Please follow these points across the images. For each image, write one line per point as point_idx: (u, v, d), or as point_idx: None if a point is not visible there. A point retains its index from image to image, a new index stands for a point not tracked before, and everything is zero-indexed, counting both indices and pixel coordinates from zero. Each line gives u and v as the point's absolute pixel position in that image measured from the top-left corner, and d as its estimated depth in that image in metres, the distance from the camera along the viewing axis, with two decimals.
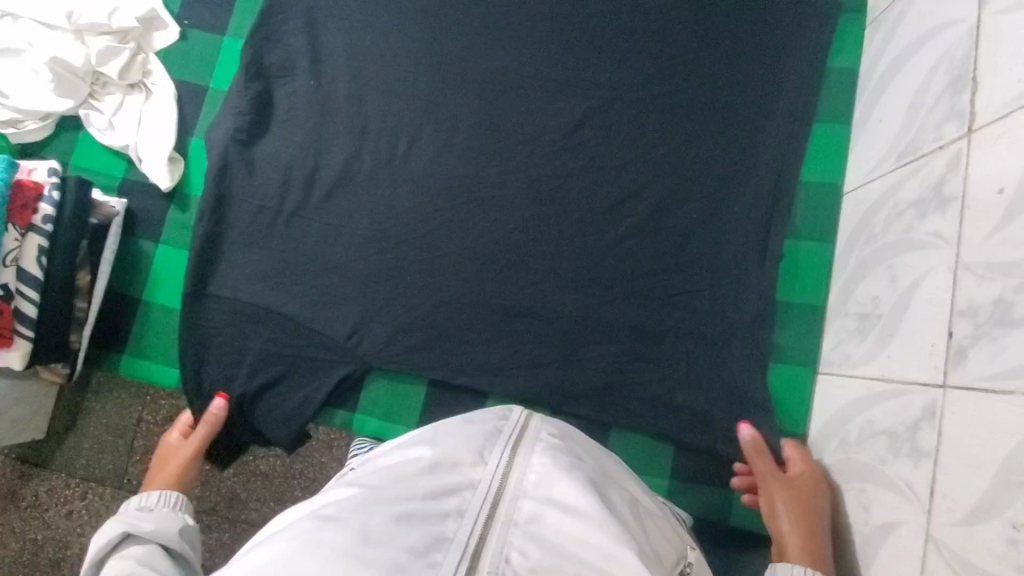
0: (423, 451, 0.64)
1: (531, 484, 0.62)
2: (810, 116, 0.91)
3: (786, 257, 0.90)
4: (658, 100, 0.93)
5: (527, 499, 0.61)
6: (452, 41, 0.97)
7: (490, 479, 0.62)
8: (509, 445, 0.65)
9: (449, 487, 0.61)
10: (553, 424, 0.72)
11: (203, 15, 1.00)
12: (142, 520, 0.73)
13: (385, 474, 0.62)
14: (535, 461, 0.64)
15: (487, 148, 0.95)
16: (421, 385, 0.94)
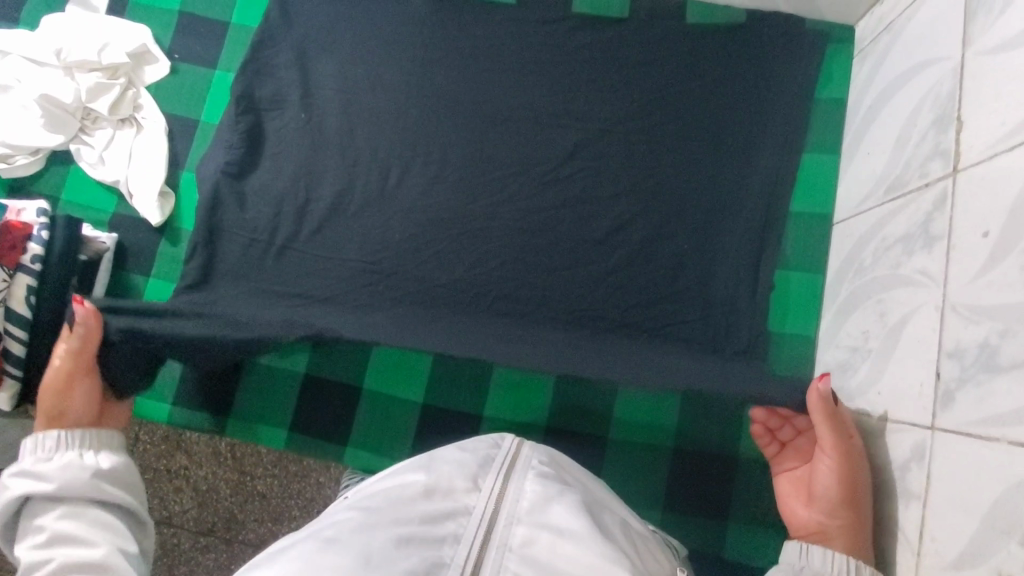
0: (416, 477, 0.64)
1: (525, 509, 0.62)
2: (798, 147, 0.92)
3: (776, 287, 0.90)
4: (646, 130, 0.94)
5: (522, 524, 0.61)
6: (442, 74, 0.97)
7: (485, 504, 0.62)
8: (503, 471, 0.65)
9: (444, 512, 0.61)
10: (543, 451, 0.70)
11: (194, 48, 1.00)
12: (39, 486, 0.72)
13: (378, 499, 0.62)
14: (529, 485, 0.64)
15: (477, 180, 0.95)
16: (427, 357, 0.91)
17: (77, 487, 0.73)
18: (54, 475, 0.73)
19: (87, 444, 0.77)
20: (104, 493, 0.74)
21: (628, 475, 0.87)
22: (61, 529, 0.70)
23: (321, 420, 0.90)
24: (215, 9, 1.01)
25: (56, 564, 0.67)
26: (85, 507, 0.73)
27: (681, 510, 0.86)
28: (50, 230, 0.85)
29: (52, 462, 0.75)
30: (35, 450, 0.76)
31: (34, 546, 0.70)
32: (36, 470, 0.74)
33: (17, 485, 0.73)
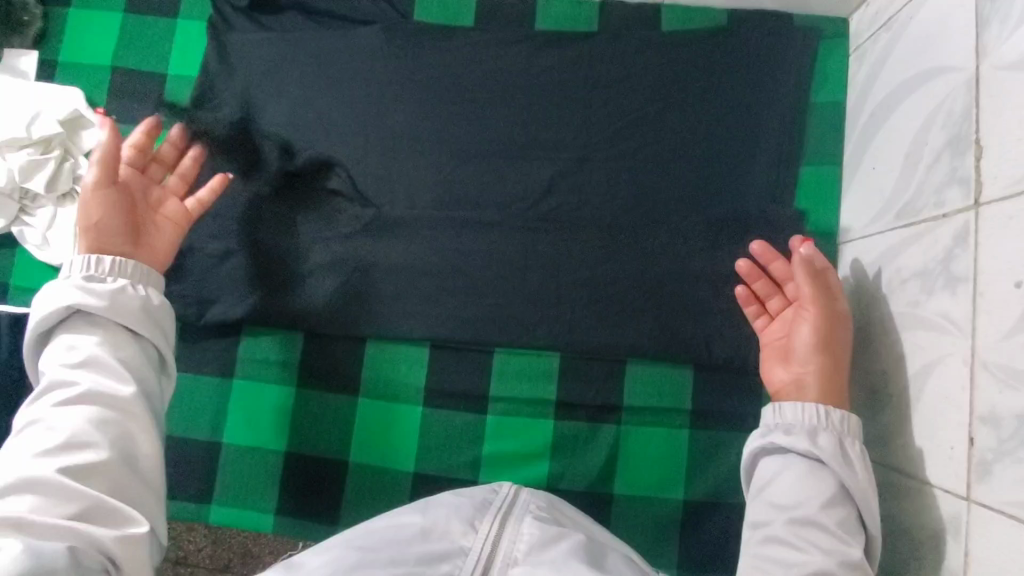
0: (413, 517, 0.65)
1: (522, 552, 0.62)
2: (797, 160, 0.84)
3: None
4: (630, 153, 0.85)
5: (518, 565, 0.61)
6: (400, 110, 0.88)
7: (481, 546, 0.62)
8: (499, 514, 0.66)
9: (439, 554, 0.61)
10: (542, 495, 0.72)
11: (132, 108, 0.92)
12: (78, 296, 0.63)
13: (374, 540, 0.62)
14: (525, 524, 0.65)
15: (448, 220, 0.85)
16: (423, 346, 0.86)
17: (118, 311, 0.63)
18: (98, 290, 0.64)
19: (120, 271, 0.66)
20: (138, 324, 0.64)
21: (641, 533, 0.81)
22: (90, 358, 0.61)
23: (306, 499, 0.84)
24: (153, 61, 0.93)
25: (76, 394, 0.59)
26: (138, 308, 0.65)
27: (700, 567, 0.80)
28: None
29: (103, 284, 0.65)
30: (83, 268, 0.65)
31: (65, 366, 0.61)
32: (83, 284, 0.64)
33: (51, 289, 0.64)
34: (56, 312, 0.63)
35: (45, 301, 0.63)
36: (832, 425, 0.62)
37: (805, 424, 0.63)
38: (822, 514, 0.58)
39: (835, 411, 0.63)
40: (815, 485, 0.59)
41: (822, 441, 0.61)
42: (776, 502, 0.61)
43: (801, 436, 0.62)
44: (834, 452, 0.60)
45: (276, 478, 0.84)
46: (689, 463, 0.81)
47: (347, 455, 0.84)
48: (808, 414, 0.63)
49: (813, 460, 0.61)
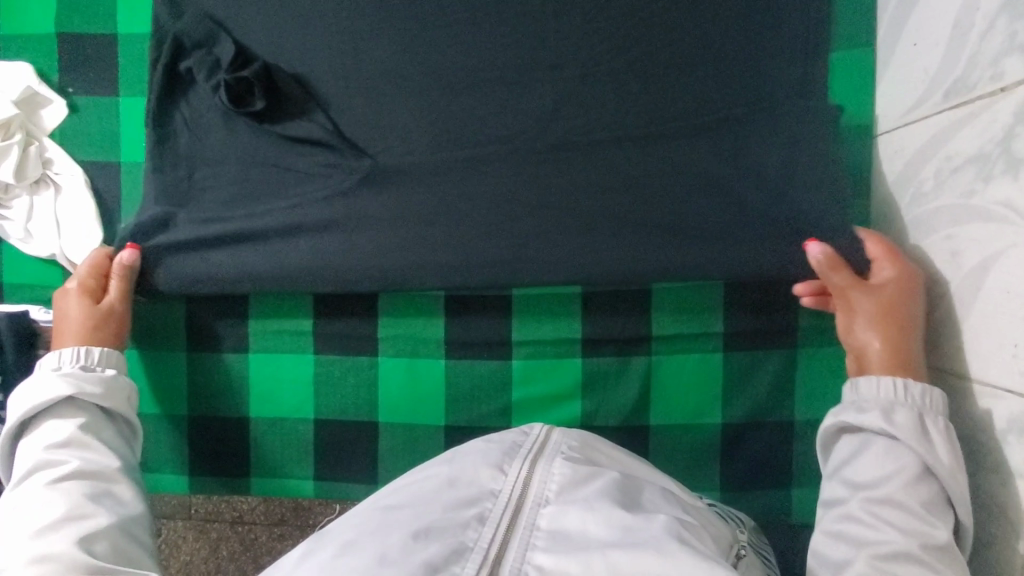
0: (438, 472, 0.61)
1: (555, 491, 0.58)
2: (824, 47, 0.75)
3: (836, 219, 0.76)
4: (637, 62, 0.77)
5: (550, 505, 0.57)
6: (378, 44, 0.80)
7: (511, 488, 0.58)
8: (528, 455, 0.61)
9: (466, 501, 0.58)
10: (575, 434, 0.69)
11: (87, 77, 0.84)
12: (73, 385, 0.66)
13: (398, 497, 0.59)
14: (557, 464, 0.60)
15: (437, 163, 0.78)
16: (438, 318, 0.82)
17: (112, 395, 0.69)
18: (92, 376, 0.68)
19: (109, 361, 0.71)
20: (122, 409, 0.69)
21: (679, 458, 0.80)
22: (77, 438, 0.64)
23: (342, 462, 0.84)
24: (99, 21, 0.83)
25: (66, 474, 0.61)
26: (127, 394, 0.70)
27: (742, 486, 0.80)
28: None
29: (94, 374, 0.69)
30: (74, 359, 0.69)
31: (51, 446, 0.63)
32: (75, 375, 0.67)
33: (31, 380, 0.67)
34: (44, 402, 0.65)
35: (26, 395, 0.66)
36: (914, 400, 0.59)
37: (881, 402, 0.61)
38: (901, 492, 0.56)
39: (918, 389, 0.60)
40: (892, 462, 0.58)
41: (899, 416, 0.59)
42: (849, 481, 0.59)
43: (875, 413, 0.60)
44: (913, 427, 0.58)
45: (309, 445, 0.84)
46: (725, 386, 0.79)
47: (376, 415, 0.83)
48: (883, 393, 0.61)
49: (891, 436, 0.59)
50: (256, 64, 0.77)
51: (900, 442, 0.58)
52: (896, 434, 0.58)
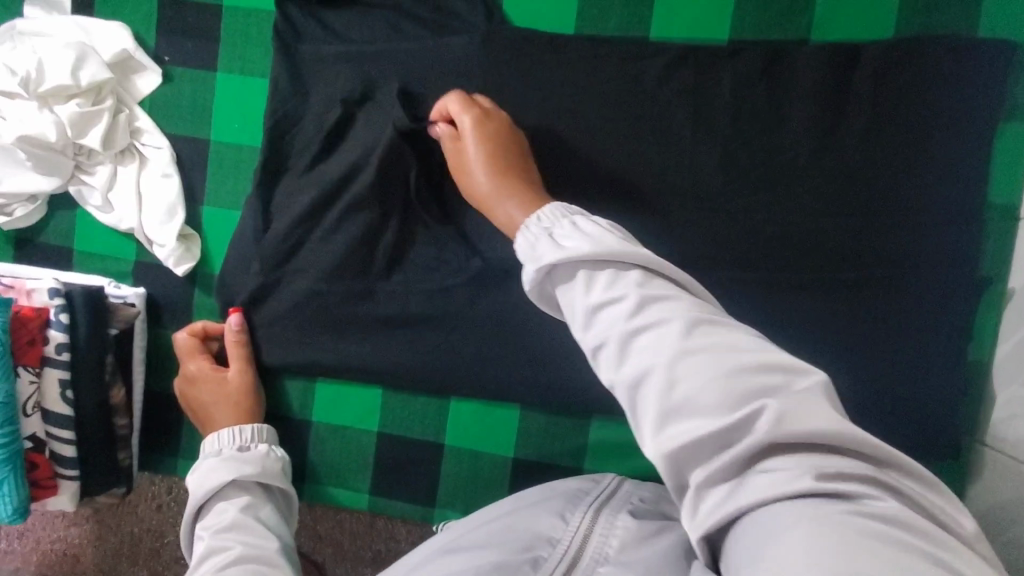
0: (497, 523, 0.57)
1: (615, 549, 0.52)
2: (986, 115, 0.69)
3: (979, 300, 0.71)
4: (778, 104, 0.71)
5: (608, 564, 0.51)
6: (499, 47, 0.74)
7: (570, 539, 0.53)
8: (593, 505, 0.57)
9: (521, 546, 0.52)
10: (646, 487, 0.64)
11: (185, 46, 0.80)
12: (234, 466, 0.65)
13: (457, 541, 0.55)
14: (619, 522, 0.55)
15: (560, 183, 0.73)
16: (513, 407, 0.79)
17: (269, 473, 0.66)
18: (249, 457, 0.67)
19: (259, 438, 0.71)
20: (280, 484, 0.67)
21: None
22: (242, 520, 0.60)
23: (400, 480, 0.81)
24: None
25: (233, 559, 0.55)
26: (282, 471, 0.69)
27: None
28: (69, 311, 0.72)
29: (251, 451, 0.68)
30: (230, 441, 0.69)
31: (215, 530, 0.59)
32: (236, 454, 0.67)
33: (194, 470, 0.65)
34: (209, 486, 0.62)
35: (193, 484, 0.64)
36: (631, 282, 0.46)
37: (581, 232, 0.50)
38: (795, 505, 0.37)
39: (550, 212, 0.55)
40: (684, 363, 0.41)
41: (617, 316, 0.44)
42: (556, 251, 0.49)
43: (540, 238, 0.52)
44: (633, 330, 0.43)
45: (369, 459, 0.81)
46: None
47: (443, 438, 0.80)
48: (602, 233, 0.49)
49: (567, 245, 0.49)
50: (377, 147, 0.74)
51: (819, 472, 0.38)
52: (606, 244, 0.48)
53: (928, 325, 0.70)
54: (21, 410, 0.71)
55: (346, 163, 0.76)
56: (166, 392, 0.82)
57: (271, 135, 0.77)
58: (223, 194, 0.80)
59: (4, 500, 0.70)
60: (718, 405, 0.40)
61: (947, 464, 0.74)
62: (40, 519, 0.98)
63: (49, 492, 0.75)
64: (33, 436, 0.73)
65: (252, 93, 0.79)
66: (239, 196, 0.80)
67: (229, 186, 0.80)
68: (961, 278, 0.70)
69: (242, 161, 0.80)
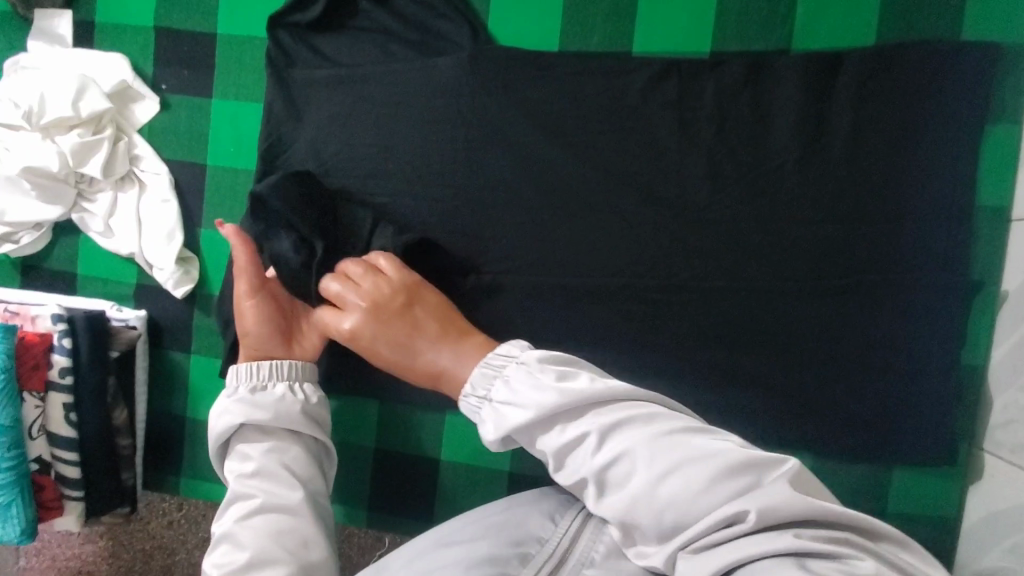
0: (490, 515, 0.56)
1: (604, 553, 0.51)
2: (972, 118, 0.69)
3: (972, 304, 0.71)
4: (760, 112, 0.71)
5: (595, 568, 0.50)
6: (484, 67, 0.75)
7: (559, 539, 0.52)
8: (586, 509, 0.56)
9: (511, 541, 0.52)
10: None
11: (181, 74, 0.82)
12: (245, 413, 0.65)
13: (452, 534, 0.54)
14: (611, 529, 0.53)
15: (549, 198, 0.75)
16: None
17: (286, 417, 0.66)
18: (264, 401, 0.66)
19: (279, 375, 0.68)
20: (299, 427, 0.67)
21: None
22: (262, 470, 0.64)
23: (399, 495, 0.82)
24: (197, 17, 0.81)
25: (253, 511, 0.61)
26: (301, 413, 0.67)
27: None
28: (71, 335, 0.74)
29: (267, 393, 0.67)
30: (247, 380, 0.67)
31: (240, 476, 0.64)
32: (251, 398, 0.66)
33: (217, 405, 0.67)
34: (228, 428, 0.65)
35: (214, 422, 0.66)
36: (587, 422, 0.51)
37: (516, 395, 0.54)
38: (773, 561, 0.41)
39: (494, 357, 0.58)
40: (664, 487, 0.46)
41: (588, 463, 0.50)
42: (500, 427, 0.54)
43: (490, 414, 0.56)
44: (605, 464, 0.49)
45: (367, 474, 0.82)
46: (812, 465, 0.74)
47: (439, 452, 0.81)
48: (535, 380, 0.53)
49: (514, 397, 0.54)
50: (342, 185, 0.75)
51: (799, 537, 0.42)
52: (544, 398, 0.52)
53: (921, 330, 0.70)
54: (26, 433, 0.73)
55: (339, 184, 0.77)
56: (168, 412, 0.84)
57: (265, 159, 0.78)
58: (220, 217, 0.82)
59: (11, 521, 0.71)
60: (699, 508, 0.45)
61: (948, 470, 0.73)
62: (55, 536, 1.00)
63: (53, 513, 0.76)
64: (39, 459, 0.75)
65: (246, 118, 0.81)
66: (235, 219, 0.82)
67: (225, 209, 0.82)
68: (953, 282, 0.69)
69: (238, 184, 0.82)
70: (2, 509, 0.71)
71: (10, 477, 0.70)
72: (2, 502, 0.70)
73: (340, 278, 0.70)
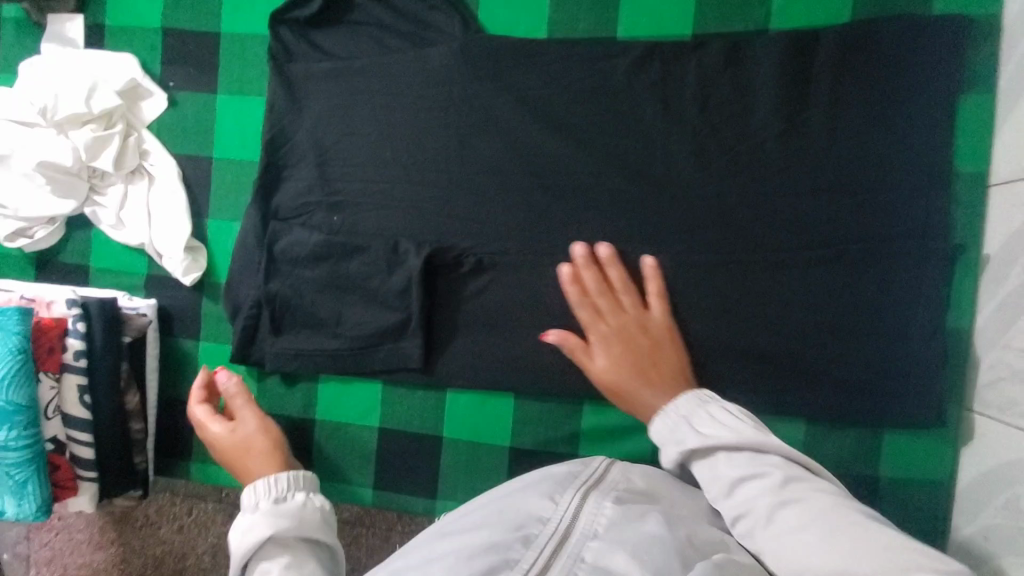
0: (487, 503, 0.55)
1: (604, 526, 0.51)
2: (948, 88, 0.71)
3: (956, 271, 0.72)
4: (743, 89, 0.74)
5: (599, 539, 0.49)
6: (475, 56, 0.78)
7: (558, 518, 0.51)
8: (582, 488, 0.54)
9: (512, 524, 0.51)
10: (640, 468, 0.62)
11: (186, 71, 0.86)
12: (269, 524, 0.57)
13: (454, 523, 0.54)
14: (609, 501, 0.53)
15: (541, 181, 0.78)
16: (508, 396, 0.81)
17: (309, 529, 0.58)
18: (286, 510, 0.58)
19: (297, 485, 0.62)
20: (321, 537, 0.58)
21: None
22: None
23: (403, 474, 0.84)
24: (203, 18, 0.85)
25: None
26: (323, 523, 0.60)
27: None
28: (85, 320, 0.77)
29: (289, 503, 0.59)
30: (267, 493, 0.60)
31: None
32: (272, 508, 0.58)
33: (236, 527, 0.58)
34: (245, 547, 0.55)
35: (233, 544, 0.57)
36: (771, 464, 0.53)
37: (724, 427, 0.57)
38: None
39: (704, 393, 0.62)
40: (799, 521, 0.49)
41: (757, 496, 0.52)
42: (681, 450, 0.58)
43: (683, 430, 0.59)
44: (758, 493, 0.52)
45: (373, 454, 0.85)
46: (806, 431, 0.76)
47: (442, 431, 0.83)
48: (737, 420, 0.57)
49: (713, 434, 0.56)
50: (356, 183, 0.80)
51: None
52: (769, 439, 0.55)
53: (908, 295, 0.72)
54: (42, 413, 0.75)
55: (339, 172, 0.81)
56: (179, 398, 0.87)
57: (266, 149, 0.82)
58: (226, 207, 0.86)
59: (28, 498, 0.74)
60: (822, 548, 0.47)
61: (934, 432, 0.74)
62: (68, 543, 1.02)
63: (70, 492, 0.79)
64: (54, 438, 0.77)
65: (249, 112, 0.85)
66: (240, 209, 0.85)
67: (232, 200, 0.85)
68: (937, 248, 0.71)
69: (243, 176, 0.85)
70: (19, 486, 0.73)
71: (25, 455, 0.73)
72: (20, 479, 0.73)
73: (576, 283, 0.74)
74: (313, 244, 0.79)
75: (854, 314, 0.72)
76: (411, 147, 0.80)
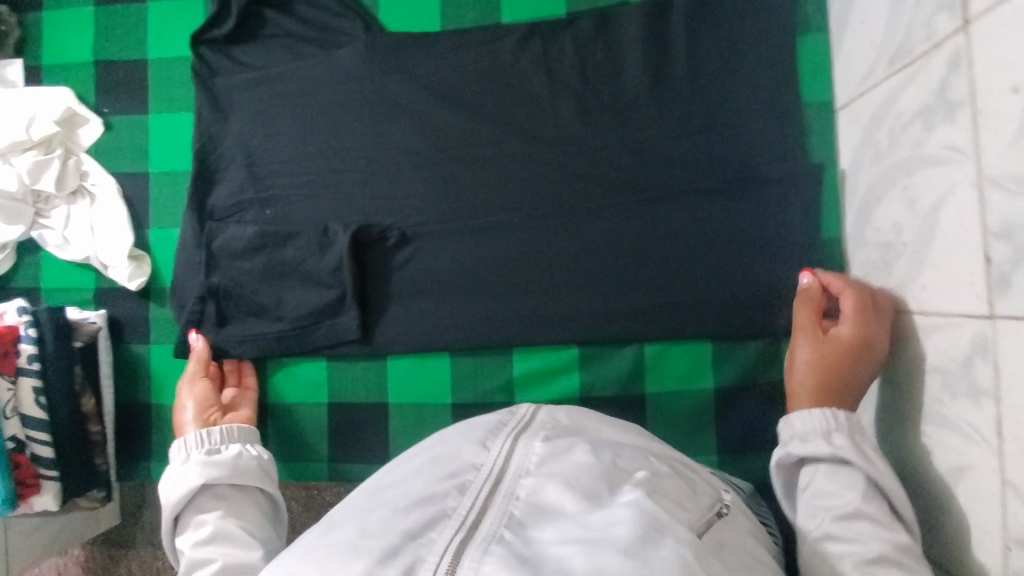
0: (420, 461, 0.54)
1: (536, 463, 0.50)
2: (786, 32, 0.81)
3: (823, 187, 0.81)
4: (614, 53, 0.84)
5: (532, 476, 0.49)
6: (377, 52, 0.87)
7: (491, 464, 0.50)
8: (513, 432, 0.53)
9: (446, 474, 0.50)
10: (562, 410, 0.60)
11: (120, 98, 0.93)
12: (203, 473, 0.63)
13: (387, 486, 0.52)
14: (539, 441, 0.52)
15: (448, 154, 0.86)
16: (444, 355, 0.87)
17: (243, 474, 0.65)
18: (220, 460, 0.65)
19: (230, 437, 0.69)
20: (255, 482, 0.66)
21: (675, 423, 0.83)
22: (221, 532, 0.59)
23: (353, 444, 0.89)
24: (132, 49, 0.93)
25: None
26: (257, 468, 0.67)
27: (737, 449, 0.83)
28: (36, 326, 0.82)
29: (222, 453, 0.66)
30: (199, 445, 0.67)
31: (196, 542, 0.59)
32: (205, 459, 0.65)
33: (171, 478, 0.65)
34: (182, 496, 0.62)
35: (168, 495, 0.63)
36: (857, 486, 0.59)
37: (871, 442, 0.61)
38: None
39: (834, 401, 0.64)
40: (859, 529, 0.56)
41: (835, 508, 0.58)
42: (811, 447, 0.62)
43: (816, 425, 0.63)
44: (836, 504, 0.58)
45: (324, 429, 0.89)
46: (714, 350, 0.83)
47: (386, 397, 0.88)
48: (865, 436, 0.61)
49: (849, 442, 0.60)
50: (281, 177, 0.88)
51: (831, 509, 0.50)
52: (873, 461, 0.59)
53: (781, 212, 0.80)
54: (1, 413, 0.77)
55: (266, 169, 0.88)
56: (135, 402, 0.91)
57: (197, 156, 0.89)
58: (166, 216, 0.92)
59: None
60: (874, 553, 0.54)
61: None
62: None
63: (33, 491, 0.80)
64: (13, 439, 0.79)
65: (180, 127, 0.92)
66: (179, 216, 0.92)
67: (171, 209, 0.92)
68: (800, 168, 0.80)
69: (179, 185, 0.92)
70: None
71: None
72: None
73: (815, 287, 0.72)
74: (246, 235, 0.86)
75: (738, 237, 0.80)
76: (329, 139, 0.87)
